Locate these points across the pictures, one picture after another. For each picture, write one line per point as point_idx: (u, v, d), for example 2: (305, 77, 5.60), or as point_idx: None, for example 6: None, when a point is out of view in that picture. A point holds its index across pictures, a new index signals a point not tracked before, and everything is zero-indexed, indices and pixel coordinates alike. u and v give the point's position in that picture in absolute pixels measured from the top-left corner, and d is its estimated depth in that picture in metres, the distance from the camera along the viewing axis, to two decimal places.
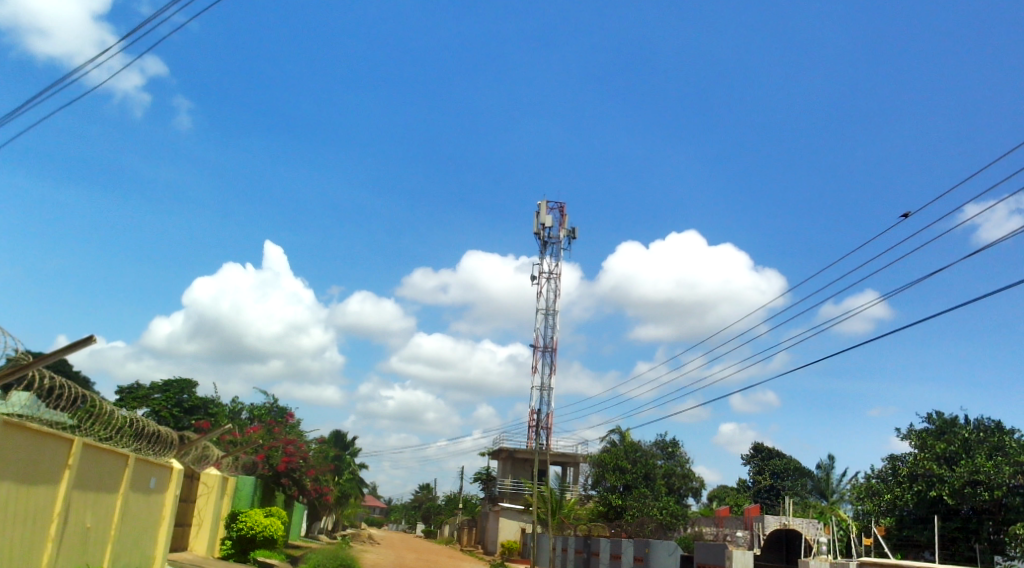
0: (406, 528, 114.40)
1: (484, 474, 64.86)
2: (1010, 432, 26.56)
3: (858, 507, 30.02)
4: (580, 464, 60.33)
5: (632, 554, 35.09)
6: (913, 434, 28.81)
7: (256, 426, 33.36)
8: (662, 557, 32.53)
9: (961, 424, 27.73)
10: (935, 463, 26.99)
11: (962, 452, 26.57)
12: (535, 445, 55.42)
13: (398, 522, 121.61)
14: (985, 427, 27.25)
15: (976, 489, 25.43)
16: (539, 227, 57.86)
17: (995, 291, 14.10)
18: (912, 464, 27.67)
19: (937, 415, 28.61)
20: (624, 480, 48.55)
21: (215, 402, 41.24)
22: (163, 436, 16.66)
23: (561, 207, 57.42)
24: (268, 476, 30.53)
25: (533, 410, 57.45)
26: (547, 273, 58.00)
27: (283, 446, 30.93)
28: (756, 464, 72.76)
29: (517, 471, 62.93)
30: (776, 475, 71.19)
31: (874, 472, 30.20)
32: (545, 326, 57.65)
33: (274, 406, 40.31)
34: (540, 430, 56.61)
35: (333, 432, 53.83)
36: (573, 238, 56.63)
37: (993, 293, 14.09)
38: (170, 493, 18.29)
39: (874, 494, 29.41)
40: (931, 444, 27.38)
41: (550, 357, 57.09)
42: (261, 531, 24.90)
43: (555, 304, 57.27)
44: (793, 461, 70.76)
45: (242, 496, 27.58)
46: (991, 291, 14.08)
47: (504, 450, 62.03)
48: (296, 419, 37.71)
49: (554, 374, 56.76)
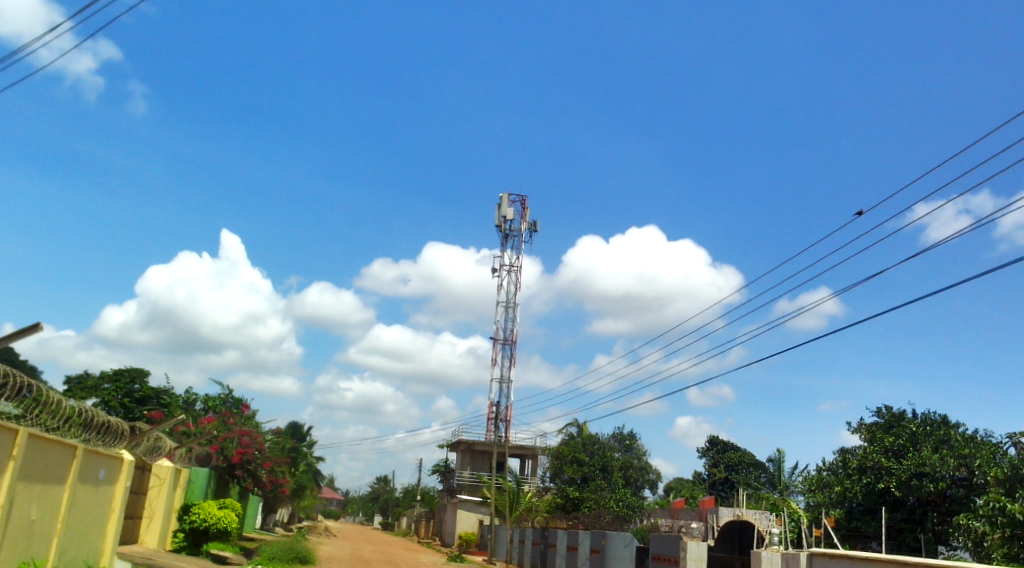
0: (363, 520, 113.93)
1: (443, 467, 64.81)
2: (957, 426, 27.41)
3: (810, 499, 30.49)
4: (538, 456, 60.72)
5: (589, 546, 35.36)
6: (863, 428, 29.48)
7: (211, 418, 32.97)
8: (617, 548, 32.91)
9: (909, 418, 28.49)
10: (883, 455, 27.61)
11: (910, 445, 27.29)
12: (496, 437, 55.26)
13: (356, 514, 121.16)
14: (931, 421, 28.08)
15: (922, 481, 26.14)
16: (500, 220, 57.85)
17: (994, 270, 13.87)
18: (862, 457, 28.28)
19: (886, 409, 29.35)
20: (582, 472, 49.00)
21: (167, 393, 40.60)
22: (112, 426, 16.38)
23: (522, 199, 57.47)
24: (221, 468, 30.18)
25: (492, 402, 57.56)
26: (508, 266, 58.09)
27: (238, 437, 30.60)
28: (711, 456, 74.04)
29: (476, 463, 62.99)
30: (731, 467, 72.17)
31: (825, 465, 30.82)
32: (506, 319, 57.82)
33: (228, 396, 39.81)
34: (498, 422, 56.60)
35: (290, 422, 53.36)
36: (534, 231, 56.69)
37: (998, 270, 13.82)
38: (120, 485, 17.95)
39: (825, 487, 29.96)
40: (880, 437, 28.05)
41: (510, 350, 57.27)
42: (214, 524, 24.45)
43: (516, 297, 57.53)
44: (748, 455, 71.92)
45: (195, 489, 27.17)
46: (987, 271, 13.95)
47: (462, 442, 62.06)
48: (252, 410, 37.32)
49: (513, 367, 57.00)
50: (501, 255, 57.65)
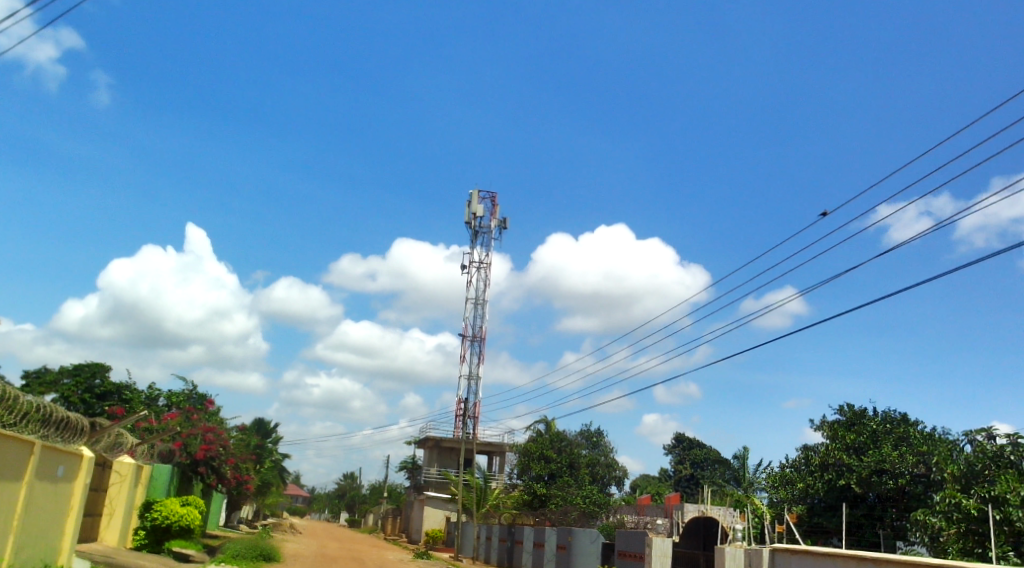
0: (329, 517, 113.16)
1: (410, 463, 64.64)
2: (917, 424, 27.97)
3: (773, 495, 30.85)
4: (505, 453, 60.83)
5: (555, 542, 35.52)
6: (825, 425, 29.92)
7: (174, 413, 32.53)
8: (583, 544, 33.06)
9: (870, 416, 28.99)
10: (845, 452, 28.04)
11: (870, 442, 27.80)
12: (464, 434, 55.16)
13: (321, 511, 120.46)
14: (891, 419, 28.61)
15: (882, 477, 26.67)
16: (470, 217, 57.79)
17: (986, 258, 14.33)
18: (824, 454, 28.69)
19: (848, 408, 29.83)
20: (549, 469, 49.14)
21: (129, 388, 40.04)
22: (72, 422, 16.11)
23: (493, 196, 57.45)
24: (184, 465, 29.81)
25: (461, 399, 57.51)
26: (477, 263, 58.04)
27: (202, 433, 30.24)
28: (677, 453, 74.81)
29: (443, 460, 62.90)
30: (697, 464, 72.95)
31: (789, 462, 31.22)
32: (475, 316, 57.82)
33: (192, 393, 39.32)
34: (466, 419, 56.54)
35: (255, 419, 52.84)
36: (504, 228, 56.72)
37: (993, 256, 14.22)
38: (79, 482, 17.64)
39: (788, 483, 30.36)
40: (841, 435, 28.48)
41: (479, 347, 57.26)
42: (177, 521, 24.17)
43: (485, 294, 57.55)
44: (713, 452, 72.81)
45: (158, 486, 26.79)
46: (980, 259, 14.37)
47: (430, 439, 61.90)
48: (217, 406, 36.91)
49: (482, 364, 57.02)
50: (471, 251, 57.61)
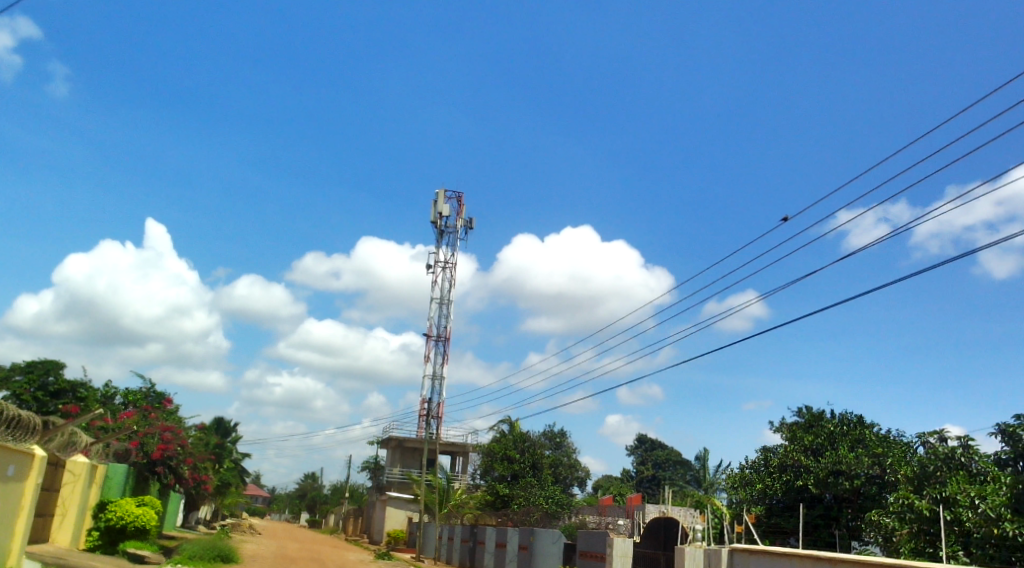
0: (290, 517, 112.17)
1: (373, 463, 64.30)
2: (872, 426, 28.54)
3: (733, 496, 31.21)
4: (469, 454, 60.76)
5: (517, 542, 35.57)
6: (785, 427, 30.35)
7: (130, 412, 31.97)
8: (545, 544, 33.14)
9: (828, 418, 29.49)
10: (803, 454, 28.47)
11: (828, 444, 28.26)
12: (428, 434, 54.96)
13: (282, 511, 119.38)
14: (848, 422, 29.12)
15: (839, 478, 27.10)
16: (436, 217, 57.62)
17: (926, 271, 14.52)
18: (783, 456, 29.08)
19: (806, 410, 30.30)
20: (512, 469, 49.17)
21: (84, 386, 39.25)
22: (21, 420, 15.89)
23: (459, 196, 57.38)
24: (140, 465, 29.31)
25: (424, 399, 57.30)
26: (443, 262, 57.92)
27: (159, 432, 29.73)
28: (640, 454, 75.39)
29: (406, 460, 62.64)
30: (658, 465, 73.60)
31: (748, 463, 31.64)
32: (439, 316, 57.69)
33: (150, 391, 38.67)
34: (430, 419, 56.38)
35: (215, 417, 52.12)
36: (469, 228, 56.66)
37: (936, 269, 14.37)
38: (31, 481, 17.27)
39: (747, 484, 30.75)
40: (800, 436, 28.91)
41: (443, 347, 57.13)
42: (132, 521, 23.75)
43: (450, 294, 57.47)
44: (674, 453, 73.57)
45: (112, 485, 26.29)
46: (920, 272, 14.54)
47: (393, 439, 61.59)
48: (176, 405, 36.36)
49: (446, 364, 56.91)
50: (436, 251, 57.42)
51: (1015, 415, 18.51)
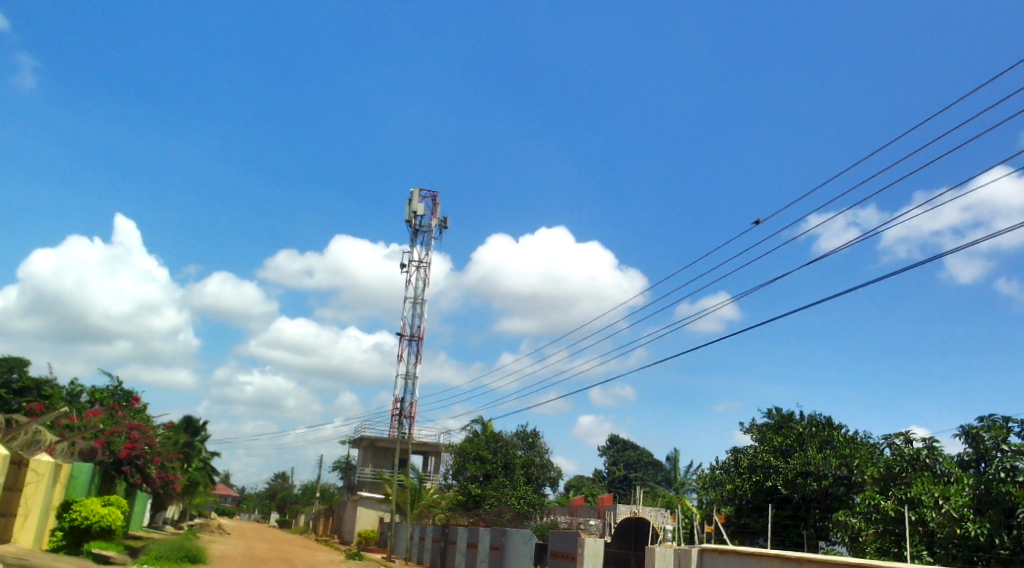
0: (259, 517, 111.30)
1: (344, 463, 63.93)
2: (840, 427, 28.90)
3: (703, 497, 31.47)
4: (441, 454, 60.61)
5: (489, 543, 35.56)
6: (754, 428, 30.64)
7: (96, 410, 31.49)
8: (516, 544, 33.15)
9: (797, 419, 29.83)
10: (772, 455, 28.73)
11: (796, 445, 28.54)
12: (400, 433, 54.75)
13: (251, 511, 118.38)
14: (816, 423, 29.46)
15: (807, 479, 27.42)
16: (411, 216, 57.45)
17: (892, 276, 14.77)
18: (752, 457, 29.33)
19: (775, 411, 30.62)
20: (484, 469, 49.13)
21: (50, 384, 38.64)
22: None
23: (434, 195, 57.26)
24: (107, 464, 28.90)
25: (397, 399, 57.07)
26: (417, 262, 57.75)
27: (126, 431, 29.29)
28: (612, 454, 75.69)
29: (378, 460, 62.35)
30: (630, 466, 73.94)
31: (719, 464, 31.92)
32: (413, 315, 57.49)
33: (117, 389, 38.15)
34: (402, 418, 56.14)
35: (184, 416, 51.51)
36: (444, 228, 56.54)
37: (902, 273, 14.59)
38: None
39: (717, 485, 31.02)
40: (769, 438, 29.19)
41: (416, 347, 56.95)
42: (97, 522, 23.38)
43: (424, 293, 57.31)
44: (646, 453, 74.04)
45: (77, 485, 25.86)
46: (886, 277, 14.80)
47: (365, 438, 61.26)
48: (143, 403, 35.90)
49: (419, 363, 56.74)
50: (410, 250, 57.21)
51: (978, 418, 18.81)
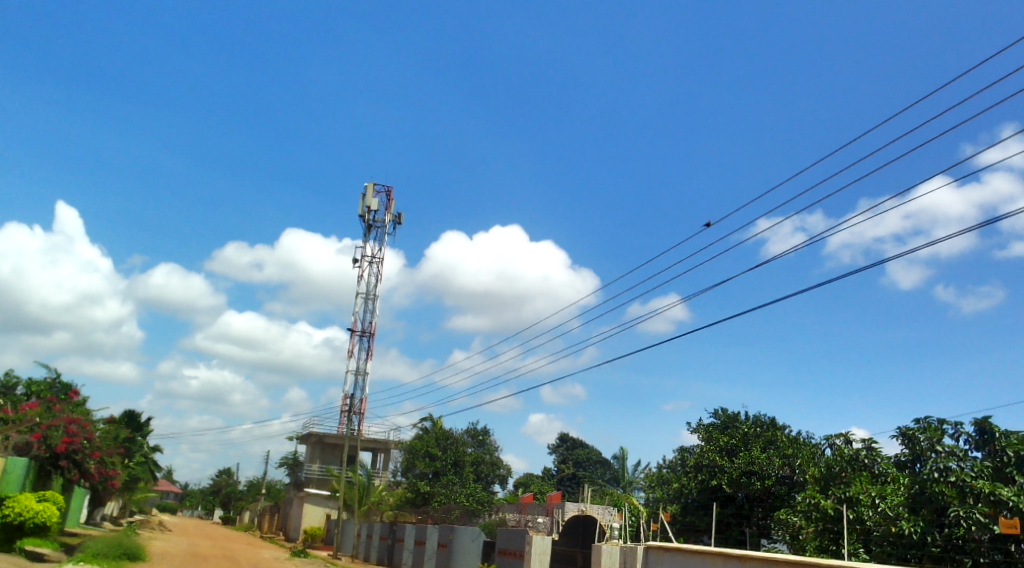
0: (203, 514, 109.53)
1: (291, 459, 63.09)
2: (783, 427, 29.50)
3: (649, 494, 31.81)
4: (390, 450, 60.19)
5: (437, 540, 35.40)
6: (701, 427, 31.06)
7: (33, 403, 30.49)
8: (464, 542, 33.05)
9: (742, 419, 30.33)
10: (718, 454, 29.12)
11: (741, 445, 29.00)
12: (349, 430, 54.21)
13: (194, 508, 116.34)
14: (761, 423, 29.99)
15: (751, 479, 27.91)
16: (364, 211, 56.91)
17: (838, 280, 15.05)
18: (698, 456, 29.73)
19: (721, 412, 31.04)
20: (434, 466, 48.90)
21: None
22: None
23: (388, 190, 56.82)
24: (43, 458, 28.04)
25: (347, 395, 56.47)
26: (369, 257, 57.26)
27: (64, 425, 28.44)
28: (561, 452, 76.06)
29: (326, 456, 61.66)
30: (579, 464, 74.44)
31: (666, 463, 32.32)
32: (364, 311, 56.96)
33: (55, 381, 37.04)
34: (352, 415, 55.59)
35: (126, 411, 50.28)
36: (398, 223, 56.14)
37: (848, 276, 14.88)
38: None
39: (663, 483, 31.40)
40: (715, 437, 29.61)
41: (367, 343, 56.46)
42: (30, 518, 22.64)
43: (376, 289, 56.83)
44: (595, 452, 74.60)
45: (10, 480, 25.03)
46: (833, 280, 15.06)
47: (313, 434, 60.52)
48: (83, 397, 34.89)
49: (370, 359, 56.28)
50: (363, 245, 56.70)
51: (914, 419, 19.35)
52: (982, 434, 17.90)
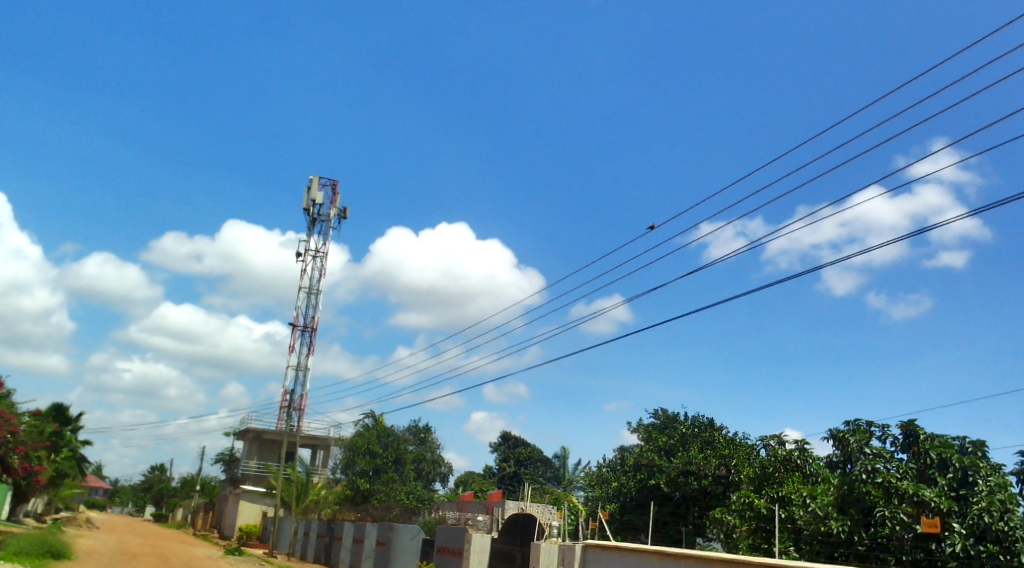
0: (134, 511, 106.80)
1: (227, 456, 61.79)
2: (720, 428, 30.00)
3: (589, 493, 32.01)
4: (330, 447, 59.42)
5: (375, 539, 35.02)
6: (641, 427, 31.35)
7: None
8: (403, 540, 32.73)
9: (681, 420, 30.74)
10: (657, 454, 29.44)
11: (679, 445, 29.39)
12: (288, 426, 53.23)
13: (123, 505, 113.41)
14: (699, 424, 30.44)
15: (688, 478, 28.18)
16: (309, 204, 56.04)
17: (781, 281, 15.24)
18: (638, 455, 29.99)
19: (661, 412, 31.45)
20: (374, 464, 48.22)
21: None
22: None
23: (334, 184, 56.06)
24: None
25: (287, 390, 55.54)
26: (313, 251, 56.41)
27: None
28: (502, 451, 75.96)
29: (263, 453, 60.53)
30: (520, 462, 74.57)
31: (606, 462, 32.57)
32: (306, 305, 56.09)
33: None
34: (292, 411, 54.64)
35: (53, 404, 48.58)
36: (343, 218, 55.45)
37: (790, 278, 15.10)
38: None
39: (603, 482, 31.65)
40: (655, 437, 29.92)
41: (309, 338, 55.61)
42: None
43: (319, 283, 55.97)
44: (536, 451, 74.72)
45: None
46: (777, 281, 15.25)
47: (251, 430, 59.41)
48: (7, 389, 33.60)
49: (311, 355, 55.43)
50: (307, 239, 55.83)
51: (845, 422, 19.83)
52: (908, 436, 18.44)
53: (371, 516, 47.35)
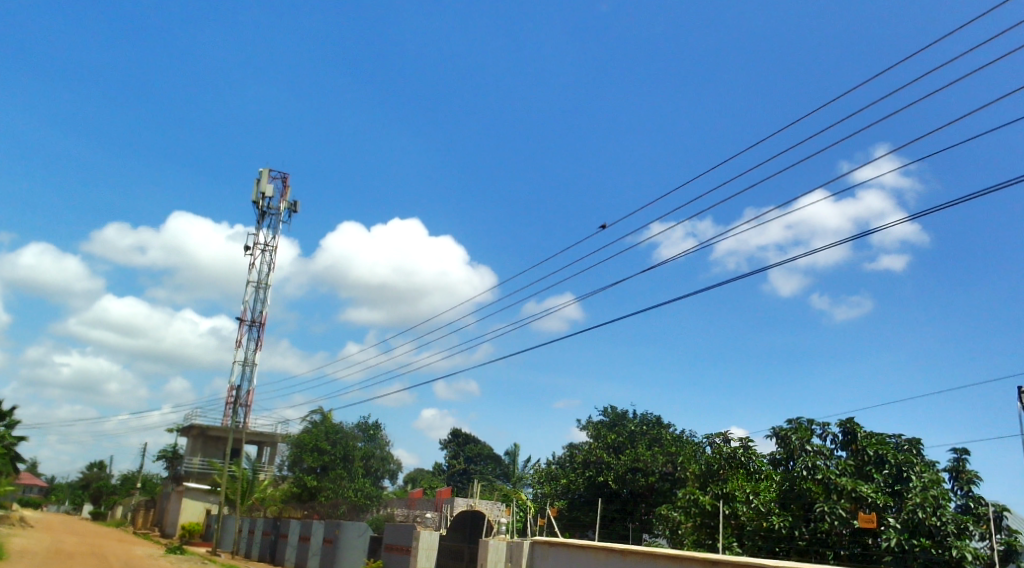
0: (71, 508, 103.86)
1: (170, 452, 60.50)
2: (668, 426, 30.44)
3: (538, 490, 32.09)
4: (277, 444, 58.60)
5: (322, 536, 34.61)
6: (590, 425, 31.55)
7: None
8: (350, 538, 32.41)
9: (630, 418, 31.06)
10: (605, 451, 29.63)
11: (628, 442, 29.69)
12: (234, 422, 52.25)
13: (59, 503, 110.28)
14: (647, 422, 30.82)
15: (636, 475, 28.52)
16: (258, 197, 55.07)
17: (731, 281, 15.43)
18: (586, 452, 30.16)
19: (610, 410, 31.72)
20: (322, 461, 47.55)
21: None
22: None
23: (284, 177, 55.18)
24: None
25: (233, 386, 54.58)
26: (262, 245, 55.46)
27: None
28: (452, 448, 75.69)
29: (207, 449, 59.40)
30: (470, 459, 74.49)
31: (555, 459, 32.71)
32: (255, 299, 55.16)
33: None
34: (237, 406, 53.68)
35: None
36: (293, 211, 54.61)
37: (735, 279, 15.31)
38: None
39: (552, 479, 31.80)
40: (604, 435, 30.12)
41: (256, 333, 54.73)
42: None
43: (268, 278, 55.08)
44: (486, 448, 74.65)
45: None
46: (727, 282, 15.42)
47: (196, 426, 58.27)
48: None
49: (258, 350, 54.57)
50: (256, 233, 54.85)
51: (788, 420, 20.20)
52: (847, 434, 18.87)
53: (318, 513, 46.80)
